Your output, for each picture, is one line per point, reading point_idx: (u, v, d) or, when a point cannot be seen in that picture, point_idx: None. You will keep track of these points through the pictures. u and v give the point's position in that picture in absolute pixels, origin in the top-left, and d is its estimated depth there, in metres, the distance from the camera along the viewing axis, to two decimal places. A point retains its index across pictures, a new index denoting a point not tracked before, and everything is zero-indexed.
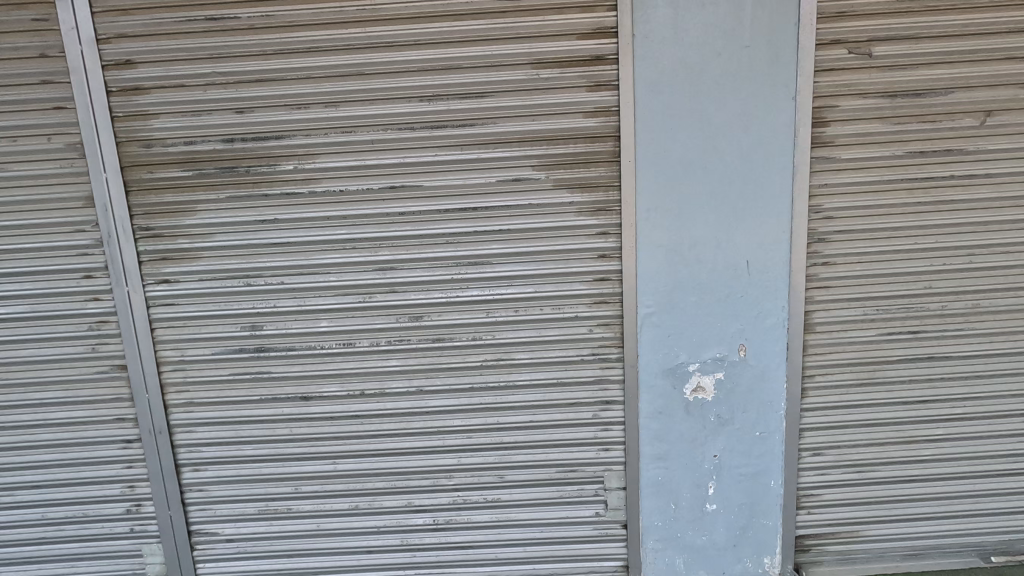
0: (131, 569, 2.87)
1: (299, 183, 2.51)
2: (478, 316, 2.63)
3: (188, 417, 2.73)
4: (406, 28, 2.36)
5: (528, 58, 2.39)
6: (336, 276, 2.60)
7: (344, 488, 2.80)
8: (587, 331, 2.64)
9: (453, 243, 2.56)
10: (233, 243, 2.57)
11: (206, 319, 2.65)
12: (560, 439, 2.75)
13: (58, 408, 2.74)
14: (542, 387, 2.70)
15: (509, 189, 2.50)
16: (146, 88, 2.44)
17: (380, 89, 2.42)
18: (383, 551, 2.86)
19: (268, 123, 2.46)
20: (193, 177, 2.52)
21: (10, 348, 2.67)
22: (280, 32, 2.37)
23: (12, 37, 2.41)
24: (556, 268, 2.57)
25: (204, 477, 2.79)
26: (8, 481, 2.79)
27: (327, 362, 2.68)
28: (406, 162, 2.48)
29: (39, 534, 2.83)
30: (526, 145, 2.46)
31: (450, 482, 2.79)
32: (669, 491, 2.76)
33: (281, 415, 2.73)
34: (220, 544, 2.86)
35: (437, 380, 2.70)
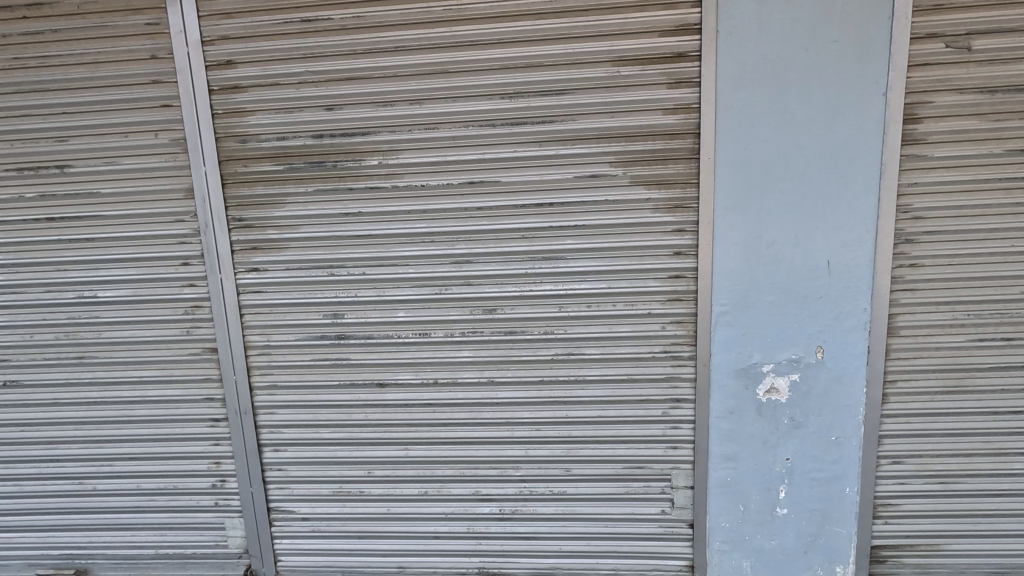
0: (214, 540, 3.06)
1: (383, 178, 2.61)
2: (551, 310, 2.67)
3: (271, 399, 2.88)
4: (491, 28, 2.43)
5: (610, 56, 2.42)
6: (414, 268, 2.69)
7: (414, 475, 2.89)
8: (659, 329, 2.64)
9: (529, 237, 2.61)
10: (319, 234, 2.69)
11: (290, 307, 2.78)
12: (628, 435, 2.76)
13: (153, 386, 2.93)
14: (611, 382, 2.71)
15: (585, 185, 2.54)
16: (244, 87, 2.59)
17: (464, 87, 2.49)
18: (449, 538, 2.93)
19: (355, 120, 2.57)
20: (284, 171, 2.65)
21: (113, 329, 2.88)
22: (370, 32, 2.48)
23: (126, 41, 2.60)
24: (630, 264, 2.59)
25: (284, 457, 2.93)
26: (107, 452, 3.01)
27: (403, 351, 2.78)
28: (487, 158, 2.55)
29: (133, 503, 3.04)
30: (604, 142, 2.49)
31: (517, 472, 2.84)
32: (739, 494, 2.72)
33: (357, 401, 2.84)
34: (296, 522, 3.00)
35: (507, 371, 2.75)
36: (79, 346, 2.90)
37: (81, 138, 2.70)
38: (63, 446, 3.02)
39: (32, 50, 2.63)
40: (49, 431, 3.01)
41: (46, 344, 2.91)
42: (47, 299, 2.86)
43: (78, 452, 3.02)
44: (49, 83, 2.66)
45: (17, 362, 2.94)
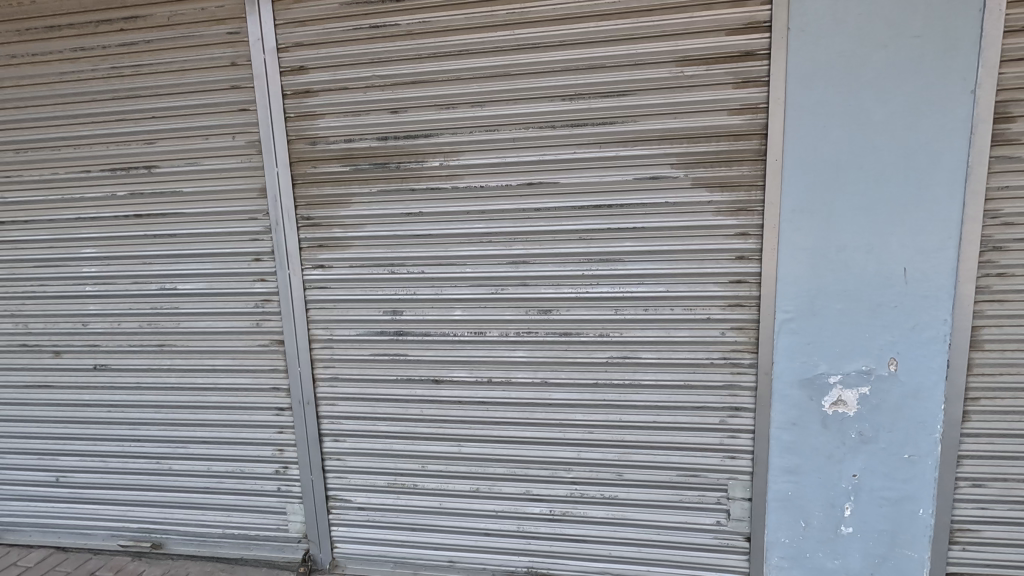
0: (276, 524, 3.21)
1: (444, 179, 2.67)
2: (606, 313, 2.65)
3: (333, 391, 3.00)
4: (554, 30, 2.44)
5: (674, 56, 2.38)
6: (471, 267, 2.73)
7: (466, 471, 2.93)
8: (719, 334, 2.57)
9: (586, 239, 2.60)
10: (381, 233, 2.78)
11: (353, 303, 2.88)
12: (684, 442, 2.70)
13: (225, 374, 3.10)
14: (667, 388, 2.67)
15: (645, 187, 2.51)
16: (315, 91, 2.71)
17: (526, 89, 2.52)
18: (499, 535, 2.96)
19: (419, 122, 2.64)
20: (351, 172, 2.75)
21: (190, 319, 3.07)
22: (435, 37, 2.55)
23: (210, 50, 2.77)
24: (689, 268, 2.54)
25: (343, 448, 3.05)
26: (182, 435, 3.20)
27: (458, 349, 2.82)
28: (546, 159, 2.56)
29: (204, 484, 3.23)
30: (666, 143, 2.46)
31: (569, 474, 2.83)
32: (800, 509, 2.62)
33: (414, 396, 2.91)
34: (353, 511, 3.11)
35: (561, 373, 2.75)
36: (160, 334, 3.11)
37: (167, 141, 2.90)
38: (144, 428, 3.24)
39: (127, 60, 2.85)
40: (132, 413, 3.23)
41: (131, 331, 3.13)
42: (134, 289, 3.08)
43: (156, 434, 3.23)
44: (140, 90, 2.87)
45: (106, 347, 3.18)
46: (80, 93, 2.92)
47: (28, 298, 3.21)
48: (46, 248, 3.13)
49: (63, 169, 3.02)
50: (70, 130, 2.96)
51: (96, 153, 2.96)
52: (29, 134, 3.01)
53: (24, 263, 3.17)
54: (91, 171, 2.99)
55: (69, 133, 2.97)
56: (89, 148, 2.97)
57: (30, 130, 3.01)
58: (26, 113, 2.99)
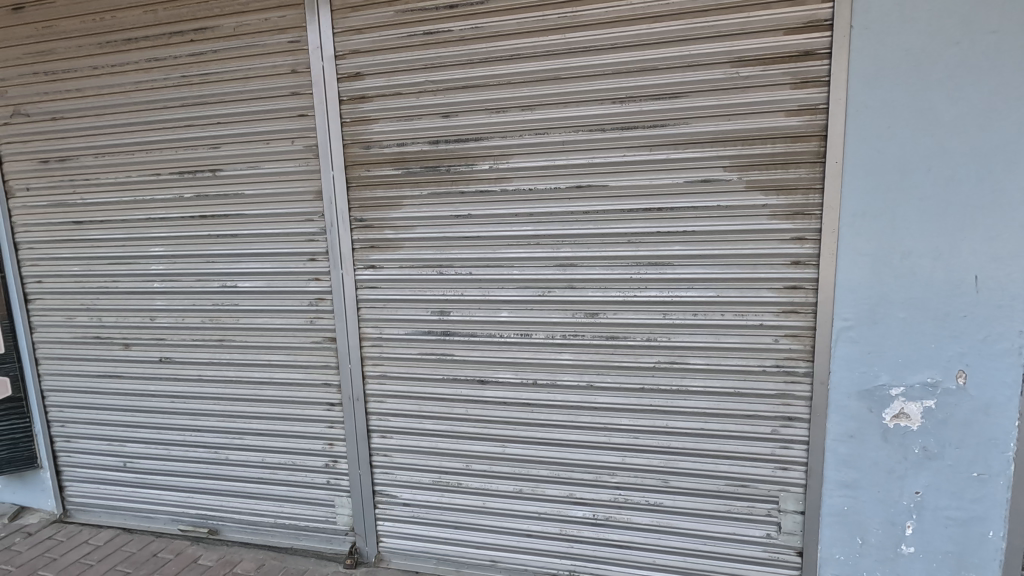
0: (325, 516, 3.31)
1: (493, 182, 2.71)
2: (655, 317, 2.62)
3: (381, 389, 3.07)
4: (605, 33, 2.44)
5: (729, 57, 2.34)
6: (519, 269, 2.75)
7: (510, 472, 2.95)
8: (772, 342, 2.50)
9: (634, 242, 2.58)
10: (431, 235, 2.83)
11: (402, 303, 2.95)
12: (733, 451, 2.64)
13: (281, 369, 3.22)
14: (716, 395, 2.61)
15: (696, 190, 2.47)
16: (370, 97, 2.79)
17: (576, 92, 2.52)
18: (541, 537, 2.97)
19: (470, 126, 2.68)
20: (402, 175, 2.82)
21: (248, 316, 3.21)
22: (487, 42, 2.59)
23: (272, 58, 2.89)
24: (742, 273, 2.48)
25: (390, 444, 3.12)
26: (239, 427, 3.35)
27: (504, 351, 2.85)
28: (595, 162, 2.55)
29: (258, 474, 3.37)
30: (720, 145, 2.41)
31: (613, 479, 2.81)
32: (857, 525, 2.52)
33: (460, 396, 2.95)
34: (397, 506, 3.17)
35: (607, 377, 2.73)
36: (221, 329, 3.26)
37: (231, 145, 3.04)
38: (204, 418, 3.40)
39: (196, 69, 3.01)
40: (192, 404, 3.40)
41: (194, 326, 3.30)
42: (197, 286, 3.24)
43: (214, 425, 3.39)
44: (207, 97, 3.02)
45: (171, 341, 3.35)
46: (153, 101, 3.10)
47: (103, 293, 3.43)
48: (119, 246, 3.33)
49: (135, 173, 3.21)
50: (143, 135, 3.15)
51: (166, 157, 3.14)
52: (106, 140, 3.21)
53: (100, 260, 3.38)
54: (161, 174, 3.17)
55: (141, 139, 3.15)
56: (159, 153, 3.14)
57: (107, 136, 3.21)
58: (105, 120, 3.20)
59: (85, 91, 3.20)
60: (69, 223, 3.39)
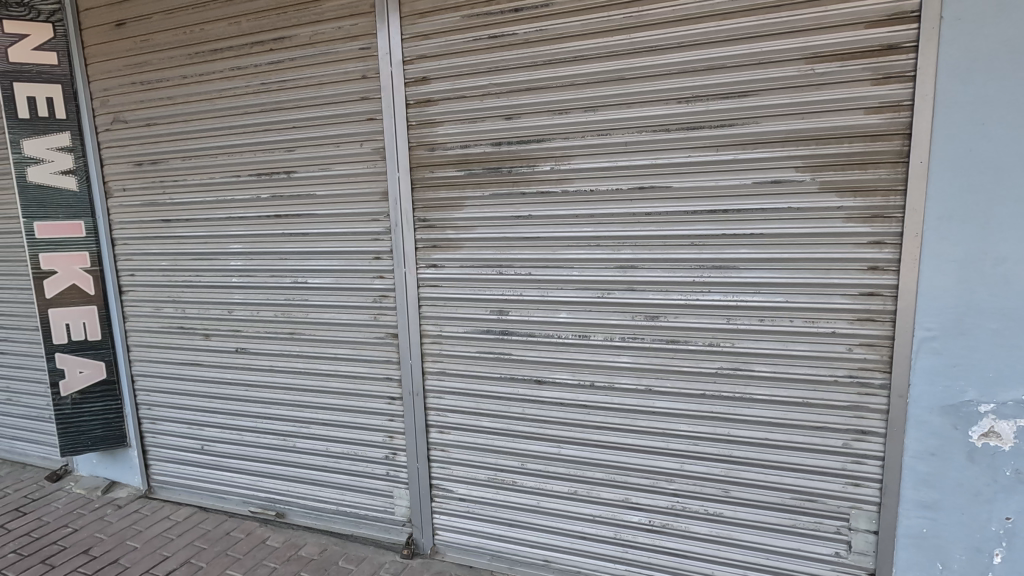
0: (384, 507, 3.43)
1: (554, 183, 2.72)
2: (718, 322, 2.55)
3: (440, 385, 3.15)
4: (671, 31, 2.40)
5: (803, 53, 2.25)
6: (579, 270, 2.75)
7: (565, 472, 2.95)
8: (844, 351, 2.39)
9: (698, 244, 2.53)
10: (491, 235, 2.87)
11: (463, 302, 3.01)
12: (799, 463, 2.53)
13: (345, 362, 3.36)
14: (782, 404, 2.52)
15: (765, 191, 2.39)
16: (436, 100, 2.87)
17: (639, 92, 2.50)
18: (595, 540, 2.95)
19: (531, 128, 2.70)
20: (465, 177, 2.88)
21: (317, 311, 3.36)
22: (550, 44, 2.60)
23: (345, 64, 3.03)
24: (813, 278, 2.38)
25: (448, 440, 3.19)
26: (306, 416, 3.52)
27: (562, 351, 2.85)
28: (659, 163, 2.52)
29: (322, 462, 3.53)
30: (791, 145, 2.32)
31: (670, 486, 2.76)
32: (937, 549, 2.36)
33: (517, 395, 2.98)
34: (453, 501, 3.24)
35: (666, 381, 2.69)
36: (291, 323, 3.44)
37: (304, 148, 3.20)
38: (274, 407, 3.59)
39: (274, 77, 3.19)
40: (264, 393, 3.60)
41: (267, 319, 3.49)
42: (271, 281, 3.43)
43: (283, 413, 3.57)
44: (284, 103, 3.19)
45: (246, 332, 3.56)
46: (235, 107, 3.31)
47: (186, 286, 3.68)
48: (202, 243, 3.57)
49: (217, 174, 3.43)
50: (226, 139, 3.36)
51: (246, 160, 3.34)
52: (193, 144, 3.45)
53: (185, 255, 3.64)
54: (240, 176, 3.37)
55: (224, 142, 3.37)
56: (240, 156, 3.35)
57: (193, 140, 3.45)
58: (192, 125, 3.44)
59: (175, 99, 3.45)
60: (159, 220, 3.66)
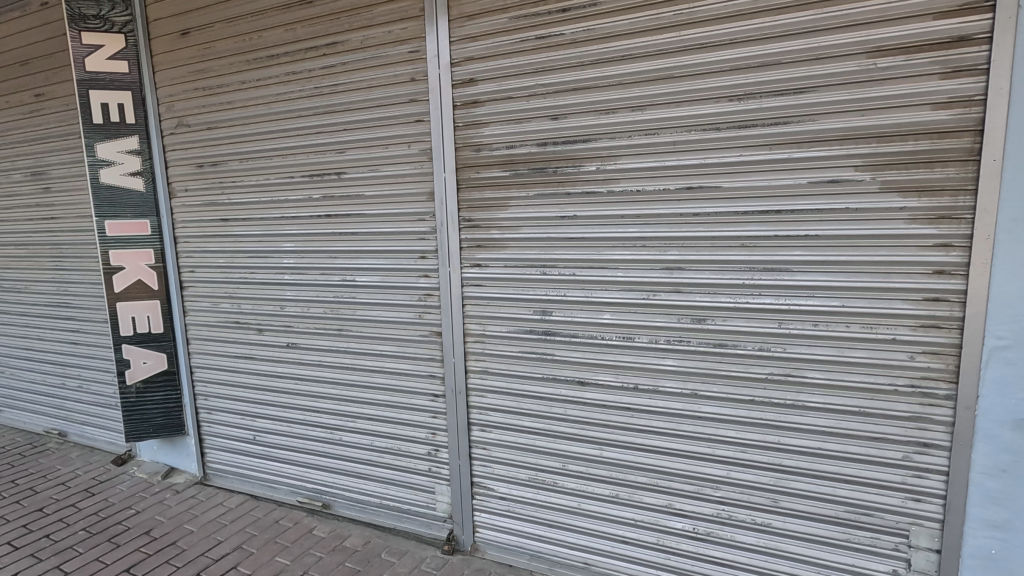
0: (426, 502, 3.48)
1: (600, 183, 2.70)
2: (769, 326, 2.47)
3: (482, 383, 3.17)
4: (723, 28, 2.35)
5: (865, 47, 2.16)
6: (624, 271, 2.72)
7: (607, 475, 2.92)
8: (906, 359, 2.27)
9: (749, 246, 2.46)
10: (536, 235, 2.88)
11: (506, 301, 3.03)
12: (854, 475, 2.43)
13: (390, 359, 3.44)
14: (837, 413, 2.42)
15: (821, 191, 2.30)
16: (482, 102, 2.89)
17: (689, 91, 2.45)
18: (636, 545, 2.91)
19: (578, 128, 2.69)
20: (510, 177, 2.89)
21: (364, 308, 3.45)
22: (598, 43, 2.58)
23: (394, 67, 3.10)
24: (872, 282, 2.28)
25: (489, 438, 3.21)
26: (352, 411, 3.61)
27: (605, 353, 2.83)
28: (708, 162, 2.46)
29: (367, 456, 3.61)
30: (850, 143, 2.23)
31: (716, 493, 2.69)
32: (1007, 572, 2.22)
33: (559, 396, 2.97)
34: (494, 500, 3.26)
35: (713, 386, 2.63)
36: (340, 319, 3.54)
37: (355, 149, 3.29)
38: (322, 400, 3.70)
39: (327, 80, 3.29)
40: (313, 387, 3.72)
41: (317, 315, 3.61)
42: (321, 279, 3.54)
43: (331, 407, 3.68)
44: (336, 106, 3.29)
45: (297, 328, 3.69)
46: (290, 111, 3.44)
47: (242, 283, 3.84)
48: (257, 241, 3.72)
49: (272, 176, 3.57)
50: (281, 142, 3.50)
51: (299, 162, 3.46)
52: (250, 147, 3.60)
53: (241, 253, 3.80)
54: (293, 177, 3.50)
55: (279, 145, 3.50)
56: (294, 158, 3.47)
57: (250, 143, 3.60)
58: (249, 128, 3.59)
59: (235, 103, 3.61)
60: (218, 220, 3.84)
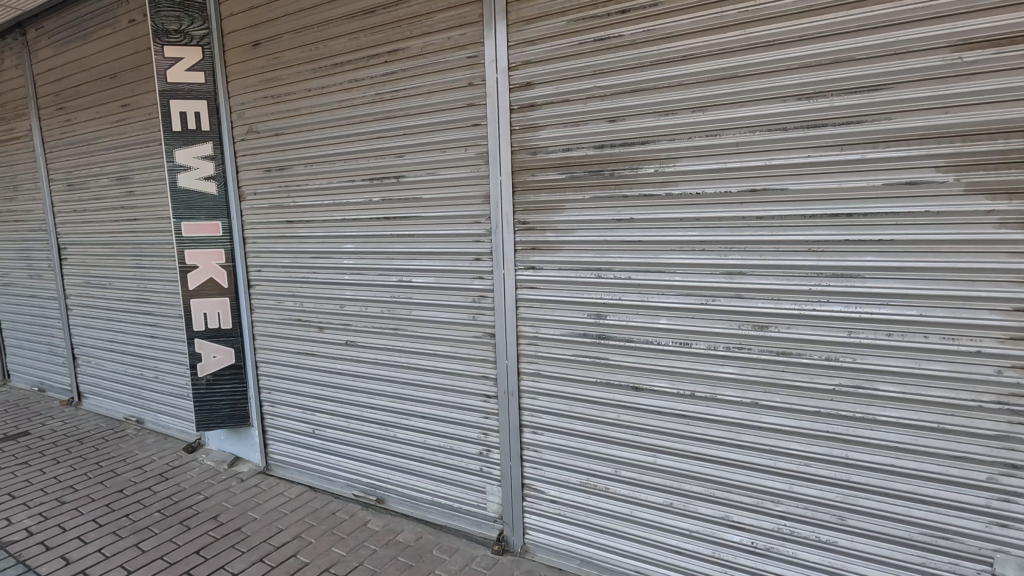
0: (477, 501, 3.52)
1: (658, 185, 2.65)
2: (838, 334, 2.36)
3: (534, 386, 3.18)
4: (792, 25, 2.27)
5: (949, 41, 2.04)
6: (682, 275, 2.66)
7: (661, 483, 2.87)
8: (992, 373, 2.12)
9: (816, 251, 2.36)
10: (592, 238, 2.86)
11: (560, 304, 3.02)
12: (931, 495, 2.28)
13: (444, 359, 3.50)
14: (911, 428, 2.28)
15: (898, 193, 2.18)
16: (539, 105, 2.91)
17: (754, 90, 2.38)
18: (691, 557, 2.84)
19: (636, 130, 2.66)
20: (566, 180, 2.89)
21: (420, 308, 3.53)
22: (658, 44, 2.55)
23: (453, 73, 3.15)
24: (954, 290, 2.14)
25: (541, 441, 3.21)
26: (407, 408, 3.69)
27: (661, 358, 2.77)
28: (773, 163, 2.38)
29: (420, 453, 3.69)
30: (931, 142, 2.11)
31: (777, 507, 2.59)
32: None
33: (612, 400, 2.94)
34: (545, 502, 3.26)
35: (775, 396, 2.53)
36: (396, 319, 3.63)
37: (413, 153, 3.38)
38: (378, 397, 3.81)
39: (388, 87, 3.39)
40: (369, 384, 3.83)
41: (374, 314, 3.72)
42: (379, 279, 3.64)
43: (386, 404, 3.78)
44: (396, 111, 3.39)
45: (356, 326, 3.81)
46: (352, 117, 3.56)
47: (305, 282, 4.01)
48: (319, 243, 3.87)
49: (335, 179, 3.71)
50: (343, 146, 3.63)
51: (360, 165, 3.58)
52: (314, 151, 3.76)
53: (305, 254, 3.97)
54: (355, 180, 3.62)
55: (342, 149, 3.63)
56: (355, 162, 3.60)
57: (315, 148, 3.76)
58: (314, 134, 3.74)
59: (301, 110, 3.77)
60: (283, 221, 4.02)
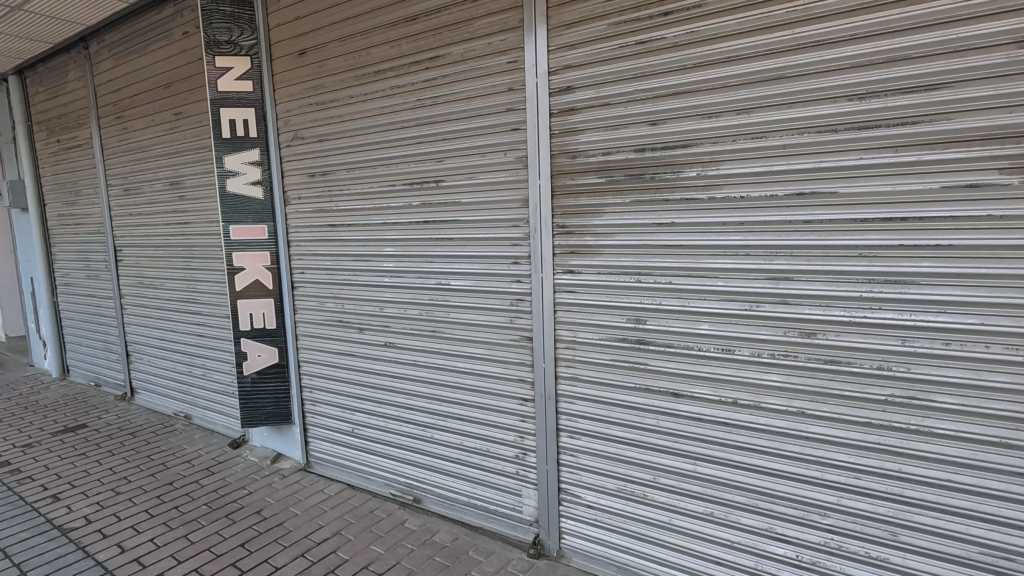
0: (513, 504, 3.53)
1: (700, 189, 2.61)
2: (890, 343, 2.28)
3: (571, 390, 3.17)
4: (842, 23, 2.21)
5: (1014, 37, 1.95)
6: (725, 281, 2.61)
7: (701, 492, 2.82)
8: None
9: (867, 256, 2.28)
10: (632, 242, 2.84)
11: (599, 309, 3.01)
12: (991, 513, 2.17)
13: (481, 362, 3.52)
14: (970, 441, 2.18)
15: (957, 196, 2.09)
16: (579, 109, 2.90)
17: (802, 91, 2.32)
18: (732, 568, 2.77)
19: (678, 133, 2.63)
20: (606, 183, 2.88)
21: (458, 311, 3.56)
22: (702, 46, 2.52)
23: (493, 78, 3.18)
24: (1018, 298, 2.04)
25: (578, 445, 3.20)
26: (444, 410, 3.73)
27: (702, 365, 2.73)
28: (822, 166, 2.32)
29: (457, 454, 3.72)
30: (993, 143, 2.02)
31: (824, 520, 2.51)
32: None
33: (652, 406, 2.91)
34: (581, 507, 3.24)
35: (822, 405, 2.45)
36: (434, 321, 3.68)
37: (453, 158, 3.42)
38: (416, 398, 3.86)
39: (429, 93, 3.45)
40: (407, 385, 3.89)
41: (413, 317, 3.77)
42: (419, 282, 3.70)
43: (424, 405, 3.83)
44: (436, 117, 3.44)
45: (395, 328, 3.88)
46: (393, 123, 3.64)
47: (346, 284, 4.11)
48: (360, 246, 3.96)
49: (376, 184, 3.79)
50: (384, 151, 3.70)
51: (401, 170, 3.65)
52: (356, 157, 3.85)
53: (346, 257, 4.06)
54: (395, 185, 3.69)
55: (383, 154, 3.71)
56: (395, 166, 3.67)
57: (357, 153, 3.85)
58: (356, 140, 3.83)
59: (344, 117, 3.87)
60: (326, 225, 4.13)
